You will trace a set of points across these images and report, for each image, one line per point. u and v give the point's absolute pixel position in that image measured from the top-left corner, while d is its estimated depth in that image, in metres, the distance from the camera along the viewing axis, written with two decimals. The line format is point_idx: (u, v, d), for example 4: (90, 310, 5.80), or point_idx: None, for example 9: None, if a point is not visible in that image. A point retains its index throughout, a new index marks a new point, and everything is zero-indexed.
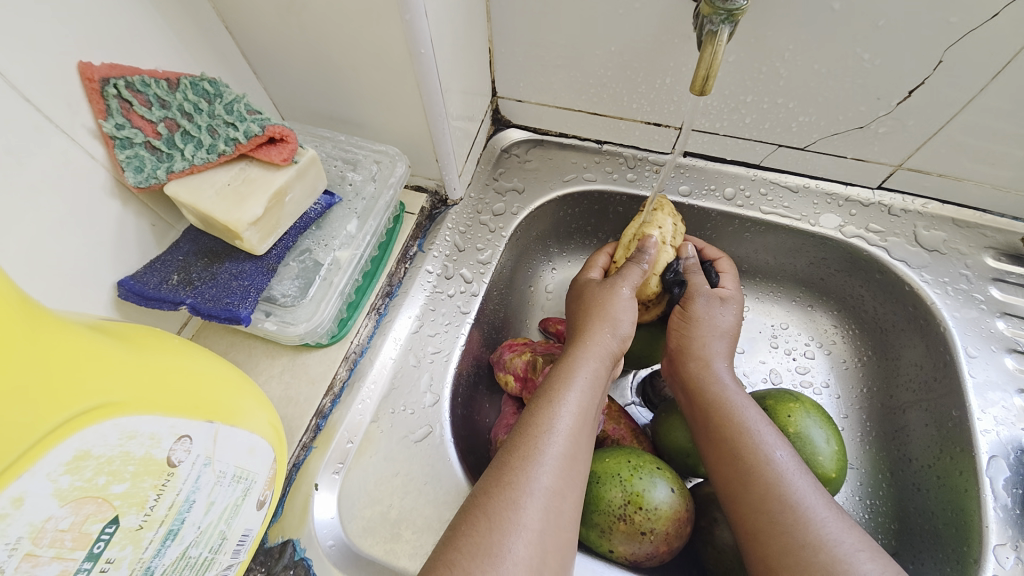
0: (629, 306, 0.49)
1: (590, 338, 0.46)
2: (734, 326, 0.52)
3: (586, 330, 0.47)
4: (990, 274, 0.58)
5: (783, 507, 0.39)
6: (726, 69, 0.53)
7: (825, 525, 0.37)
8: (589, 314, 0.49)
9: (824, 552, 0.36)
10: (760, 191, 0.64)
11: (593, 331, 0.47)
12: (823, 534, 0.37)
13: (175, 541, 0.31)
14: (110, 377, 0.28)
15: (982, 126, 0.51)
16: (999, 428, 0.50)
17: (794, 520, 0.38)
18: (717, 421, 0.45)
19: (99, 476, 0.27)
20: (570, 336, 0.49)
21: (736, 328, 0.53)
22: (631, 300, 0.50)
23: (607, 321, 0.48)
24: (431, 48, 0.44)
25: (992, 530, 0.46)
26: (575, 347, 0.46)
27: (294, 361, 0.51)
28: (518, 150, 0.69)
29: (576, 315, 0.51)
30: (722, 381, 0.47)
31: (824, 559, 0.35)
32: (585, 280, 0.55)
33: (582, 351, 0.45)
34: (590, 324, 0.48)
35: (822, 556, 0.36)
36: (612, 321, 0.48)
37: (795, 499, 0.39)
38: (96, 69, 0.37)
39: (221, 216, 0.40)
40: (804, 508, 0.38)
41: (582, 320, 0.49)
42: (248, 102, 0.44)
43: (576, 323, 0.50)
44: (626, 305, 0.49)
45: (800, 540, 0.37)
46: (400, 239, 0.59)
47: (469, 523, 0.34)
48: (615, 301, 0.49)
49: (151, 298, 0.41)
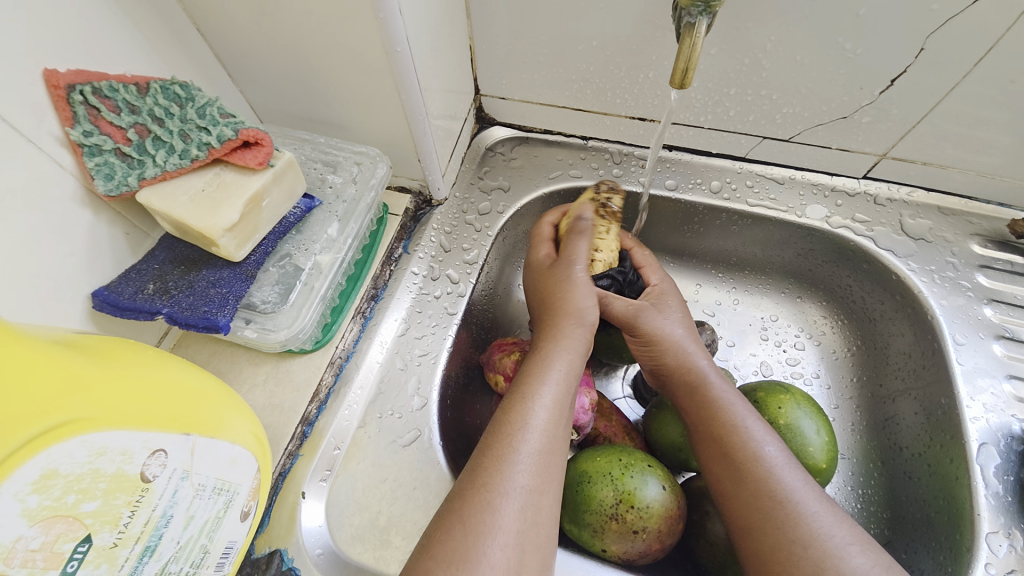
0: (587, 291, 0.49)
1: (560, 332, 0.46)
2: (681, 317, 0.51)
3: (554, 323, 0.47)
4: (977, 260, 0.58)
5: (774, 503, 0.39)
6: (709, 62, 0.53)
7: (818, 519, 0.37)
8: (553, 305, 0.48)
9: (815, 546, 0.36)
10: (747, 183, 0.63)
11: (564, 324, 0.46)
12: (815, 527, 0.37)
13: (153, 557, 0.31)
14: (78, 393, 0.27)
15: (965, 114, 0.51)
16: (989, 415, 0.51)
17: (784, 518, 0.38)
18: (705, 418, 0.44)
19: (68, 495, 0.26)
20: (539, 329, 0.48)
21: (682, 311, 0.52)
22: (589, 284, 0.49)
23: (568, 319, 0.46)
24: (407, 46, 0.44)
25: (984, 518, 0.46)
26: (546, 341, 0.46)
27: (278, 368, 0.50)
28: (503, 148, 0.68)
29: (541, 307, 0.50)
30: (708, 376, 0.47)
31: (814, 553, 0.36)
32: (540, 264, 0.53)
33: (554, 345, 0.45)
34: (558, 318, 0.47)
35: (812, 551, 0.36)
36: (581, 314, 0.47)
37: (785, 495, 0.39)
38: (62, 75, 0.36)
39: (196, 223, 0.39)
40: (795, 503, 0.38)
41: (549, 310, 0.48)
42: (221, 105, 0.43)
43: (543, 314, 0.49)
44: (585, 292, 0.48)
45: (790, 535, 0.37)
46: (384, 241, 0.59)
47: (446, 530, 0.34)
48: (572, 291, 0.48)
49: (127, 309, 0.40)
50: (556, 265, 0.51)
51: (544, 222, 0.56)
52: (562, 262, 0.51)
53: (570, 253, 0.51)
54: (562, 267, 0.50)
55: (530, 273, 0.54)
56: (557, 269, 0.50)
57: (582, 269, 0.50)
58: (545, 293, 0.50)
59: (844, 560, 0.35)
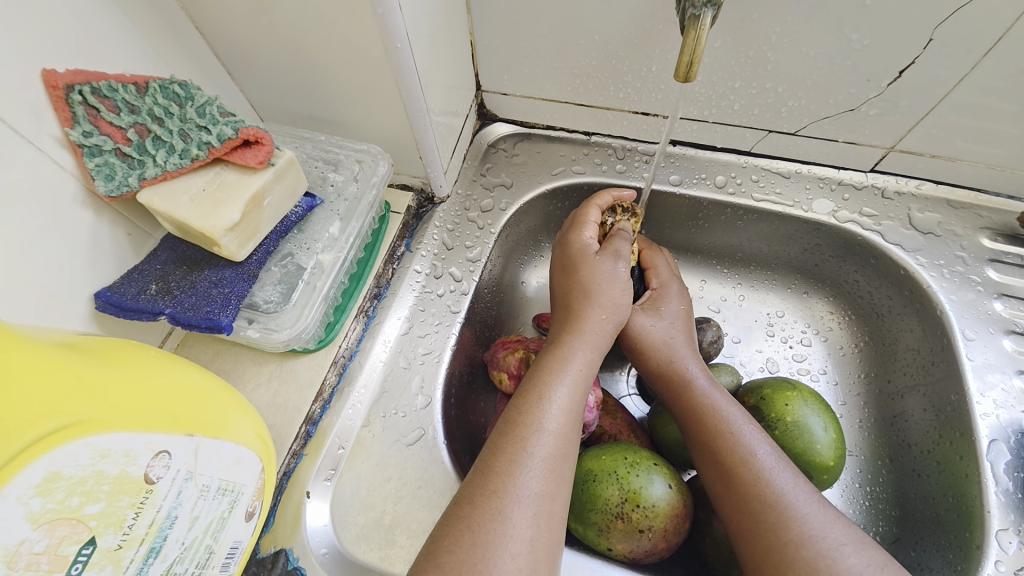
0: (622, 288, 0.49)
1: (586, 324, 0.46)
2: (681, 315, 0.53)
3: (582, 314, 0.47)
4: (986, 254, 0.57)
5: (764, 506, 0.38)
6: (713, 55, 0.52)
7: (810, 520, 0.37)
8: (585, 293, 0.48)
9: (808, 547, 0.36)
10: (752, 178, 0.63)
11: (593, 315, 0.47)
12: (806, 529, 0.36)
13: (158, 558, 0.30)
14: (79, 396, 0.27)
15: (974, 105, 0.50)
16: (999, 411, 0.50)
17: (775, 519, 0.37)
18: (698, 423, 0.45)
19: (72, 497, 0.26)
20: (561, 316, 0.49)
21: (681, 313, 0.53)
22: (626, 282, 0.50)
23: (576, 324, 0.46)
24: (407, 43, 0.43)
25: (994, 515, 0.46)
26: (570, 331, 0.46)
27: (282, 368, 0.50)
28: (505, 144, 0.67)
29: (567, 294, 0.50)
30: (696, 378, 0.47)
31: (806, 556, 0.35)
32: (580, 246, 0.52)
33: (580, 337, 0.45)
34: (587, 308, 0.47)
35: (805, 552, 0.35)
36: (613, 309, 0.48)
37: (775, 497, 0.38)
38: (60, 75, 0.36)
39: (197, 223, 0.39)
40: (786, 504, 0.38)
41: (577, 297, 0.49)
42: (220, 104, 0.43)
43: (568, 300, 0.49)
44: (618, 290, 0.49)
45: (783, 537, 0.37)
46: (386, 239, 0.58)
47: (453, 538, 0.33)
48: (608, 284, 0.49)
49: (129, 309, 0.40)
50: (598, 255, 0.51)
51: (593, 206, 0.55)
52: (602, 255, 0.51)
53: (615, 250, 0.51)
54: (604, 260, 0.50)
55: (566, 251, 0.53)
56: (596, 259, 0.50)
57: (622, 267, 0.50)
58: (572, 283, 0.50)
59: (836, 561, 0.35)
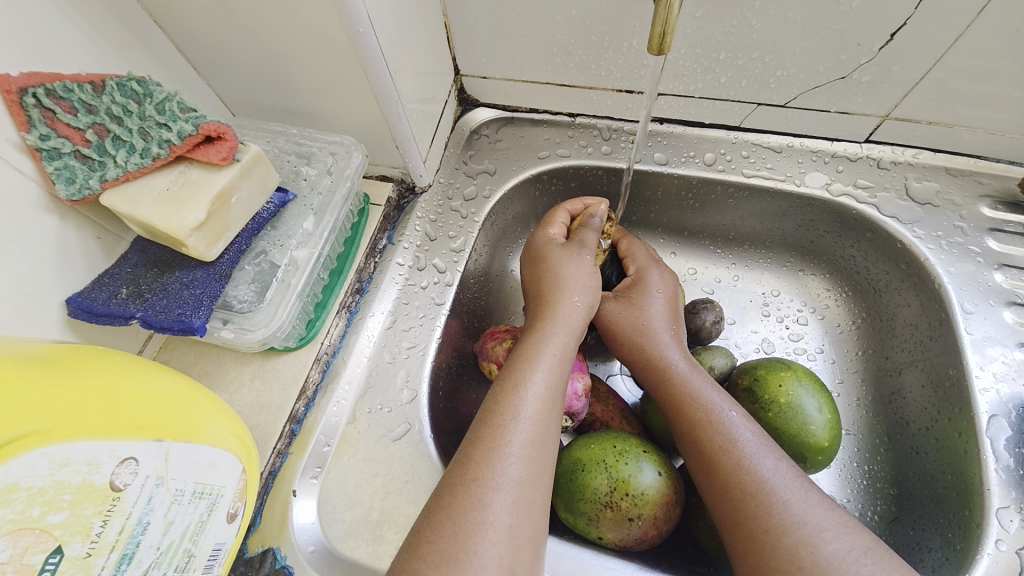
0: (591, 274, 0.49)
1: (558, 311, 0.46)
2: (670, 309, 0.51)
3: (555, 301, 0.46)
4: (987, 224, 0.55)
5: (743, 496, 0.37)
6: (695, 25, 0.50)
7: (791, 507, 0.36)
8: (556, 280, 0.48)
9: (789, 534, 0.35)
10: (742, 154, 0.60)
11: (565, 302, 0.46)
12: (787, 516, 0.36)
13: (132, 564, 0.30)
14: (31, 408, 0.27)
15: (971, 67, 0.47)
16: (1000, 385, 0.48)
17: (755, 508, 0.37)
18: (677, 413, 0.44)
19: (33, 507, 0.25)
20: (535, 303, 0.48)
21: (670, 306, 0.52)
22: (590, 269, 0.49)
23: (551, 313, 0.46)
24: (370, 25, 0.41)
25: (994, 492, 0.44)
26: (545, 318, 0.45)
27: (264, 367, 0.50)
28: (487, 130, 0.66)
29: (535, 284, 0.50)
30: (674, 364, 0.47)
31: (787, 543, 0.34)
32: (545, 241, 0.52)
33: (552, 323, 0.45)
34: (558, 296, 0.47)
35: (786, 540, 0.35)
36: (580, 287, 0.48)
37: (755, 486, 0.37)
38: (13, 79, 0.35)
39: (161, 224, 0.38)
40: (766, 493, 0.37)
41: (551, 286, 0.48)
42: (181, 99, 0.41)
43: (540, 291, 0.48)
44: (588, 277, 0.49)
45: (762, 525, 0.36)
46: (367, 232, 0.57)
47: (435, 528, 0.33)
48: (574, 271, 0.49)
49: (101, 315, 0.39)
50: (563, 246, 0.51)
51: (560, 210, 0.55)
52: (570, 246, 0.51)
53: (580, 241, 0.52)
54: (570, 250, 0.50)
55: (530, 247, 0.53)
56: (563, 253, 0.50)
57: (588, 255, 0.50)
58: (547, 271, 0.49)
59: (819, 547, 0.34)
